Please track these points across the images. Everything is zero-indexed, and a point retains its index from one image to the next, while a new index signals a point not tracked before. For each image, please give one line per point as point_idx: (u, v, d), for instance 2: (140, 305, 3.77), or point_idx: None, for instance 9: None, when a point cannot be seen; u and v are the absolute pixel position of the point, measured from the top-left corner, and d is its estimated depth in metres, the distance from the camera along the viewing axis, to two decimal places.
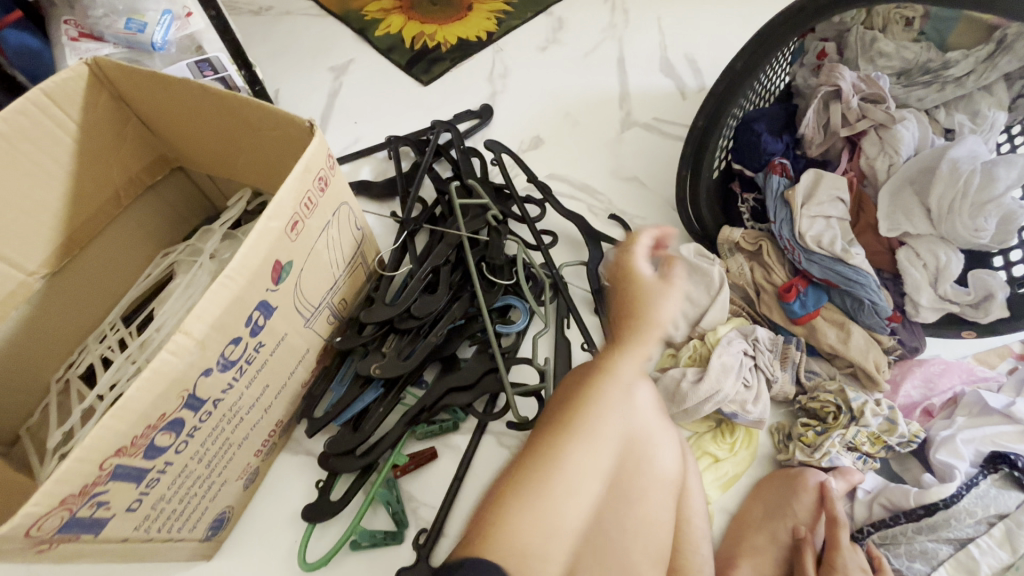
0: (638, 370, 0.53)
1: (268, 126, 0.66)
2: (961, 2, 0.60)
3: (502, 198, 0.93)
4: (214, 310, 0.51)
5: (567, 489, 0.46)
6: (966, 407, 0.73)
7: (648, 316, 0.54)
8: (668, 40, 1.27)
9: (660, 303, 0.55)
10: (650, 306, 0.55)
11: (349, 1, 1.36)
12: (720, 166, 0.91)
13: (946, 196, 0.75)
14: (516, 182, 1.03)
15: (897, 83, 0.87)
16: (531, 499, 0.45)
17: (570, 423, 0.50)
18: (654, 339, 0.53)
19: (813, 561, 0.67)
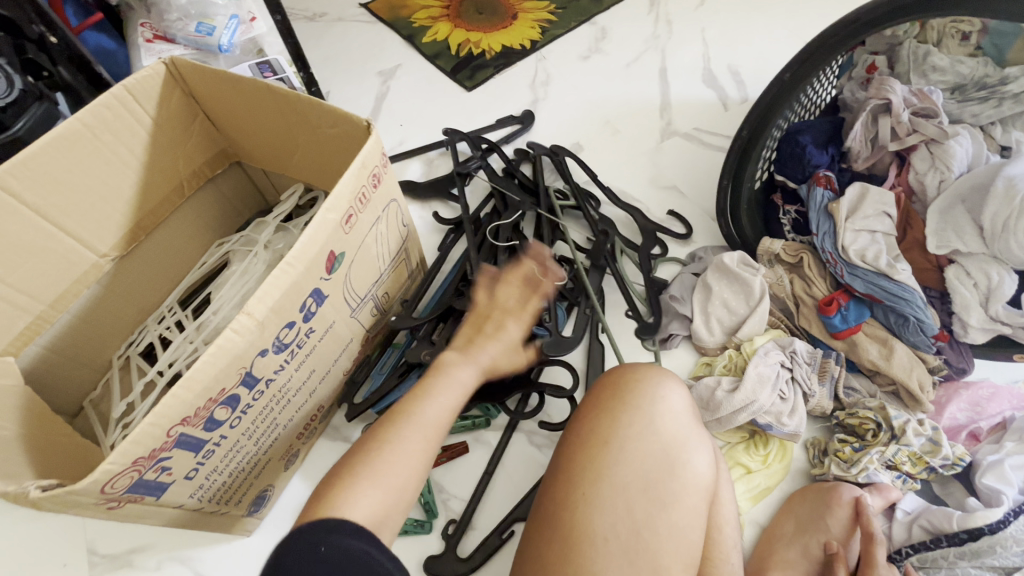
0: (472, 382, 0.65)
1: (326, 124, 0.70)
2: None
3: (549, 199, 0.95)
4: (275, 294, 0.54)
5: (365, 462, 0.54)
6: (1015, 432, 0.70)
7: (465, 345, 0.68)
8: (711, 51, 1.27)
9: (495, 336, 0.69)
10: (467, 338, 0.69)
11: (399, 9, 1.41)
12: (762, 176, 0.90)
13: (1001, 214, 0.72)
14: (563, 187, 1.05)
15: (951, 98, 0.86)
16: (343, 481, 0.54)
17: (402, 409, 0.59)
18: (480, 365, 0.67)
19: None
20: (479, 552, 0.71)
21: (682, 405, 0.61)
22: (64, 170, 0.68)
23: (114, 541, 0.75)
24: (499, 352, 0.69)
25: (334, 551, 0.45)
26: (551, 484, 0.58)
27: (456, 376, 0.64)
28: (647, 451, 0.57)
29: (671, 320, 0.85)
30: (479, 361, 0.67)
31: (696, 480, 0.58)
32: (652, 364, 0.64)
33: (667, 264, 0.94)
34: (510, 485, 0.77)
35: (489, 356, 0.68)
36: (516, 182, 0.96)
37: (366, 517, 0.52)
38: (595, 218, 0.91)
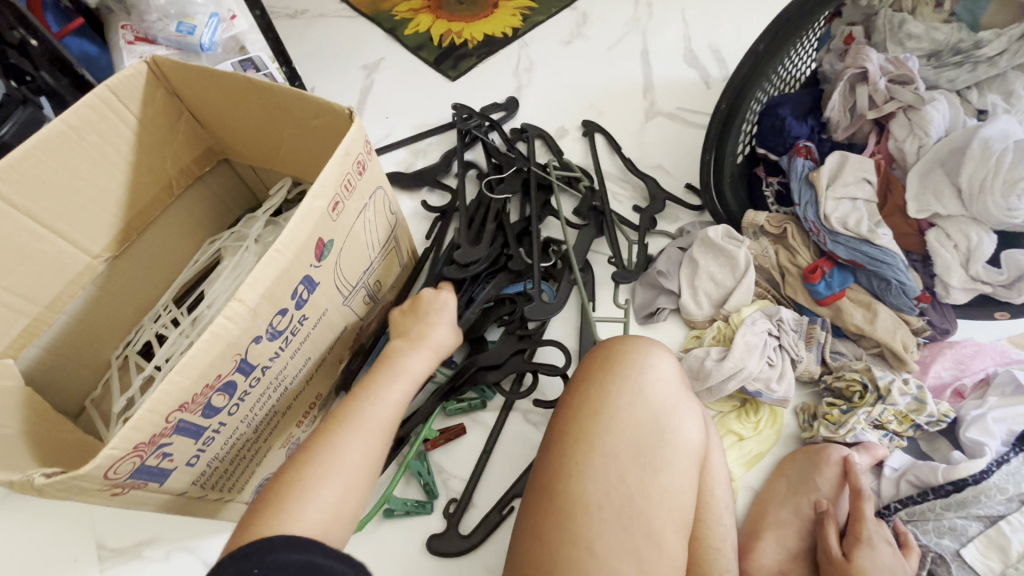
0: (422, 369, 0.67)
1: (311, 115, 0.70)
2: None
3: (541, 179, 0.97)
4: (265, 280, 0.55)
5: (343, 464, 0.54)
6: (998, 386, 0.71)
7: (413, 332, 0.70)
8: (692, 31, 1.28)
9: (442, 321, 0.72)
10: (414, 324, 0.71)
11: (380, 2, 1.42)
12: (744, 151, 0.91)
13: (977, 174, 0.75)
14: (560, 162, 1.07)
15: (927, 64, 0.87)
16: (321, 465, 0.54)
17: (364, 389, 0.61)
18: (428, 348, 0.69)
19: (838, 536, 0.64)
20: (480, 529, 0.73)
21: (671, 373, 0.62)
22: (51, 172, 0.68)
23: (122, 534, 0.76)
24: (446, 331, 0.71)
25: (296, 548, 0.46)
26: (545, 455, 0.59)
27: (407, 367, 0.66)
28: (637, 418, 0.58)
29: (656, 297, 0.86)
30: (429, 345, 0.69)
31: (686, 444, 0.59)
32: (638, 336, 0.65)
33: (655, 238, 0.96)
34: (508, 463, 0.79)
35: (437, 335, 0.70)
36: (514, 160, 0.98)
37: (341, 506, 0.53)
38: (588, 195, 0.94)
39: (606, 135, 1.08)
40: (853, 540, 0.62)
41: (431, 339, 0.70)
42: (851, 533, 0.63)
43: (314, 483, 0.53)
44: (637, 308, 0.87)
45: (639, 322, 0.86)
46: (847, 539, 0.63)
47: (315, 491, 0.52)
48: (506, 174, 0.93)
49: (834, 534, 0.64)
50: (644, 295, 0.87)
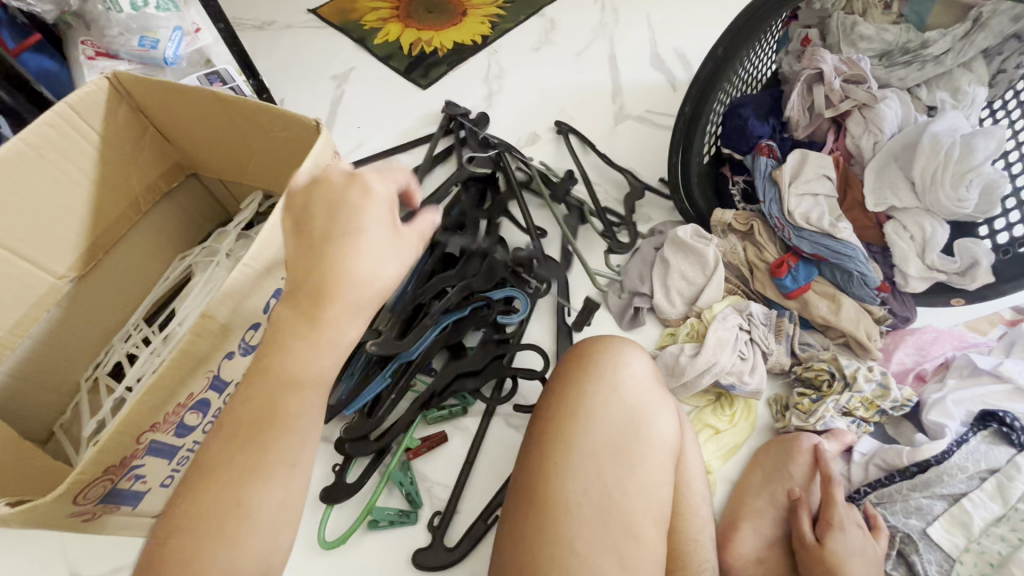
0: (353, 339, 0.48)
1: (280, 127, 0.70)
2: None
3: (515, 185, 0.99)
4: (235, 295, 0.55)
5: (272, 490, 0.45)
6: (957, 369, 0.75)
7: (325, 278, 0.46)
8: (658, 35, 1.31)
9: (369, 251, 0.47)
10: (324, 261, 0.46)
11: (348, 13, 1.42)
12: (710, 151, 0.94)
13: (929, 168, 0.78)
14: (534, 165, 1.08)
15: (879, 64, 0.90)
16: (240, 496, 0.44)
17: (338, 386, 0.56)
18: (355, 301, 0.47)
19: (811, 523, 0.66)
20: (466, 539, 0.73)
21: (645, 371, 0.64)
22: (10, 192, 0.67)
23: (97, 561, 0.74)
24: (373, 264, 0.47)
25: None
26: (526, 457, 0.60)
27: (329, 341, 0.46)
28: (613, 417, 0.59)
29: (630, 297, 0.88)
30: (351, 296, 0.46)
31: (661, 440, 0.60)
32: (612, 335, 0.66)
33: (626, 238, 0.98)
34: (491, 468, 0.79)
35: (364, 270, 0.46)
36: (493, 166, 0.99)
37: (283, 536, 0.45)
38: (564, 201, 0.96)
39: (579, 133, 1.12)
40: (827, 527, 0.64)
41: (352, 277, 0.46)
42: (823, 518, 0.65)
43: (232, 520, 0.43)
44: (612, 308, 0.89)
45: (622, 326, 0.87)
46: (820, 525, 0.65)
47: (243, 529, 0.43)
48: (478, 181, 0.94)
49: (807, 520, 0.66)
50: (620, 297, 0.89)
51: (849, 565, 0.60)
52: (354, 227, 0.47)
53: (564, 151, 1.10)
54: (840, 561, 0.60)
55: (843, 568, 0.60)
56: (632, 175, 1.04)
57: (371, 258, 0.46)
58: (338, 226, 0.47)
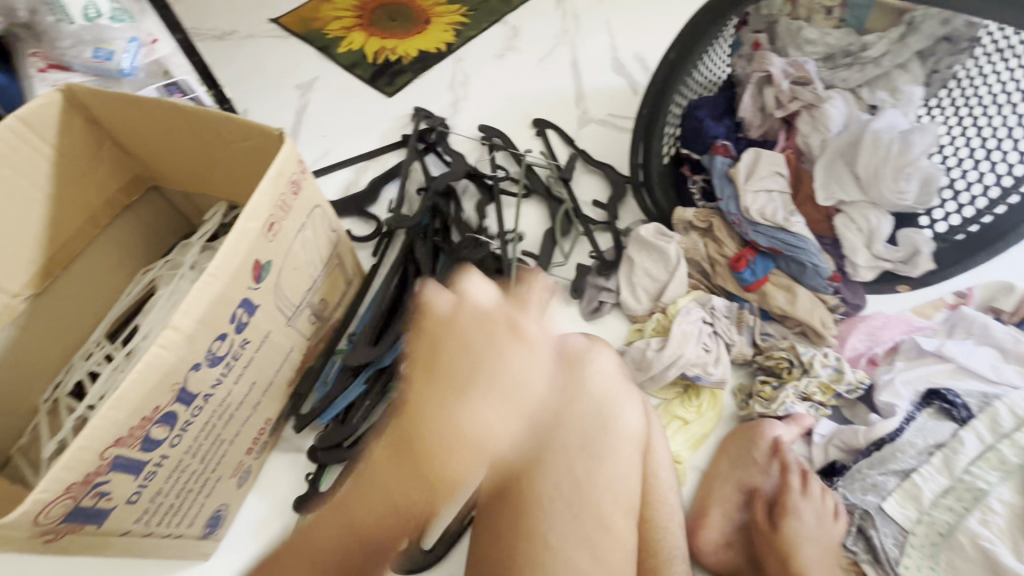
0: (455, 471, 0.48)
1: (242, 137, 0.70)
2: None
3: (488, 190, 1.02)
4: (200, 306, 0.55)
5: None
6: (905, 352, 0.80)
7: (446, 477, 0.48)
8: (617, 41, 1.35)
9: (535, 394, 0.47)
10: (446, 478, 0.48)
11: (311, 22, 1.42)
12: (669, 152, 0.98)
13: (872, 162, 0.83)
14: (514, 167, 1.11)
15: (824, 67, 0.95)
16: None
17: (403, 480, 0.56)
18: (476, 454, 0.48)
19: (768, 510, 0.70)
20: (443, 540, 0.73)
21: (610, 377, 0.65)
22: None
23: None
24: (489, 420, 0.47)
25: None
26: None
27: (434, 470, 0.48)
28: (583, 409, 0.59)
29: (597, 291, 0.91)
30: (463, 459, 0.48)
31: (628, 432, 0.63)
32: (579, 332, 0.69)
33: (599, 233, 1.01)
34: None
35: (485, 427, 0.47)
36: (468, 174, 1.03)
37: None
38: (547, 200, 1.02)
39: (558, 128, 1.16)
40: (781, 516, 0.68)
41: (471, 441, 0.46)
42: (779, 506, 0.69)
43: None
44: (580, 300, 0.92)
45: (584, 318, 0.90)
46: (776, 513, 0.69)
47: None
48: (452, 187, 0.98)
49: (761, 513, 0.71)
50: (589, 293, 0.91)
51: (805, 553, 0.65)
52: (497, 372, 0.46)
53: (548, 149, 1.14)
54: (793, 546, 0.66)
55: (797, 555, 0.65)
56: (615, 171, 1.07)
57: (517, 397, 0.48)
58: (476, 368, 0.45)
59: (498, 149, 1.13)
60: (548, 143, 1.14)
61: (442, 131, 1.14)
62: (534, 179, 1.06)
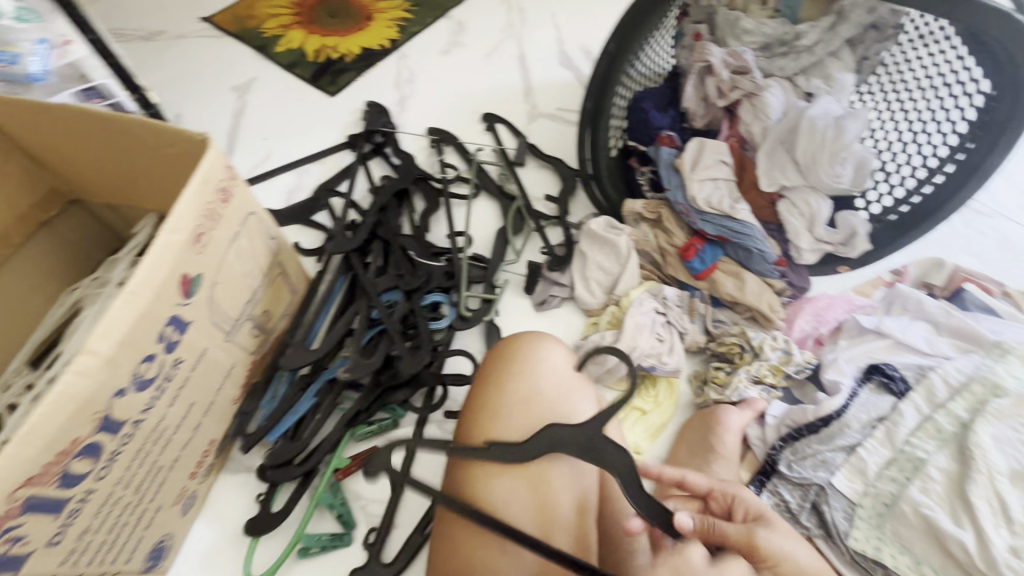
0: None
1: (163, 142, 0.65)
2: None
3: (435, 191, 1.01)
4: (119, 327, 0.51)
5: None
6: (847, 331, 0.84)
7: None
8: (563, 34, 1.34)
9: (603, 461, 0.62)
10: None
11: (245, 20, 1.36)
12: (617, 145, 0.98)
13: (809, 148, 0.86)
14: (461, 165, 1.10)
15: (761, 56, 0.97)
16: None
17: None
18: None
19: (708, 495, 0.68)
20: (403, 552, 0.71)
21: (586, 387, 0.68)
22: None
23: None
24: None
25: None
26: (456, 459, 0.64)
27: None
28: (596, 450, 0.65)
29: (550, 285, 0.92)
30: None
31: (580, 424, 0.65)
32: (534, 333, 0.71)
33: (552, 228, 1.01)
34: None
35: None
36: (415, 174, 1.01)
37: None
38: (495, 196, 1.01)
39: (507, 123, 1.14)
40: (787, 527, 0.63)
41: None
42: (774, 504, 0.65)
43: None
44: (533, 294, 0.92)
45: (535, 309, 0.91)
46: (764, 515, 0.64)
47: None
48: (397, 189, 0.96)
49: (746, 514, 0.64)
50: (542, 287, 0.92)
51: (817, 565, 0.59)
52: None
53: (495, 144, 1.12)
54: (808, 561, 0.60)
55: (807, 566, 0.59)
56: (563, 164, 1.07)
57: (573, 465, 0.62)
58: None
59: (445, 148, 1.11)
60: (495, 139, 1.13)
61: (388, 133, 1.10)
62: (480, 177, 1.05)
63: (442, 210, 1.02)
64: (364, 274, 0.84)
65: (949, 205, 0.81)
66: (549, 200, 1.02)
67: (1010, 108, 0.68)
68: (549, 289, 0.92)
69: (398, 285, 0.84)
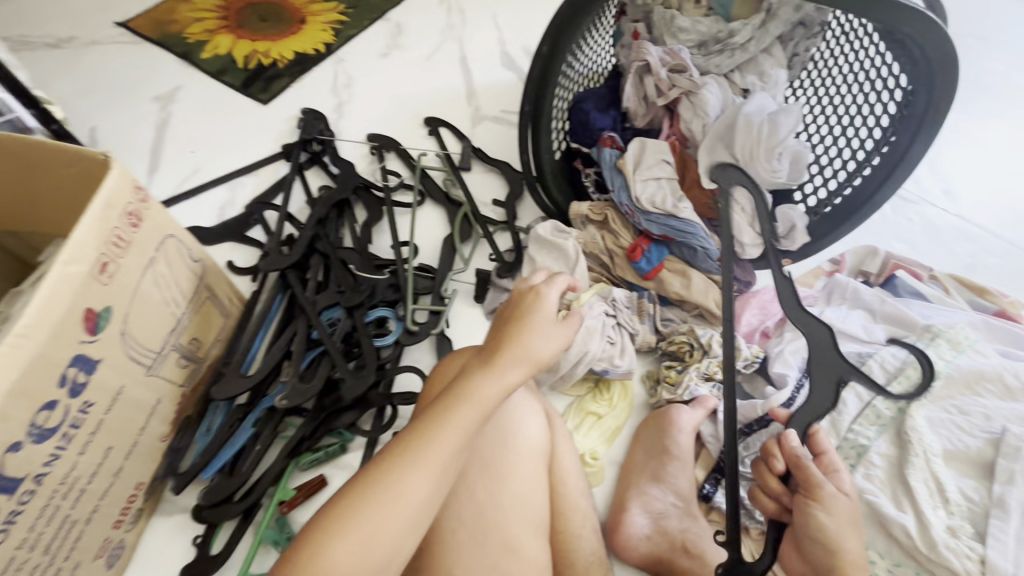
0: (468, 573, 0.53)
1: (61, 163, 0.60)
2: None
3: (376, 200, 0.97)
4: (8, 374, 0.47)
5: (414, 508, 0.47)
6: (792, 323, 0.85)
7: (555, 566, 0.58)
8: (505, 35, 1.32)
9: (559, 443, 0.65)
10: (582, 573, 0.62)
11: (167, 25, 1.27)
12: (561, 148, 0.97)
13: (747, 144, 0.87)
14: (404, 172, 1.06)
15: (698, 53, 0.98)
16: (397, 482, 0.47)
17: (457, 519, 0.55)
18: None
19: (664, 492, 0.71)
20: None
21: (559, 282, 0.60)
22: None
23: None
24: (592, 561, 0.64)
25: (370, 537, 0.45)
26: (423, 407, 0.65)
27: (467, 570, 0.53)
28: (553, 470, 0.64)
29: (500, 293, 0.89)
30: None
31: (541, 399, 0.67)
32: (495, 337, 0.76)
33: (501, 233, 0.99)
34: None
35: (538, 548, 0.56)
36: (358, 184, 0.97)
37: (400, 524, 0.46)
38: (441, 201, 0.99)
39: (450, 126, 1.11)
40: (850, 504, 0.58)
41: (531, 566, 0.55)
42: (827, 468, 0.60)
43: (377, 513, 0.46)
44: (483, 303, 0.91)
45: (486, 318, 0.89)
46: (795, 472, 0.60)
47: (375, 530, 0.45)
48: (338, 199, 0.93)
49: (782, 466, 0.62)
50: (491, 295, 0.90)
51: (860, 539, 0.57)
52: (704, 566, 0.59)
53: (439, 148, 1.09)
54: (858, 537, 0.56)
55: (831, 528, 0.55)
56: (507, 168, 1.04)
57: (565, 336, 0.57)
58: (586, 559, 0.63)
59: (388, 154, 1.08)
60: (440, 143, 1.10)
61: (326, 141, 1.06)
62: (425, 184, 1.02)
63: (385, 219, 0.98)
64: (302, 292, 0.80)
65: (873, 199, 0.84)
66: (496, 205, 1.00)
67: (926, 103, 0.70)
68: (498, 296, 0.89)
69: (340, 301, 0.81)
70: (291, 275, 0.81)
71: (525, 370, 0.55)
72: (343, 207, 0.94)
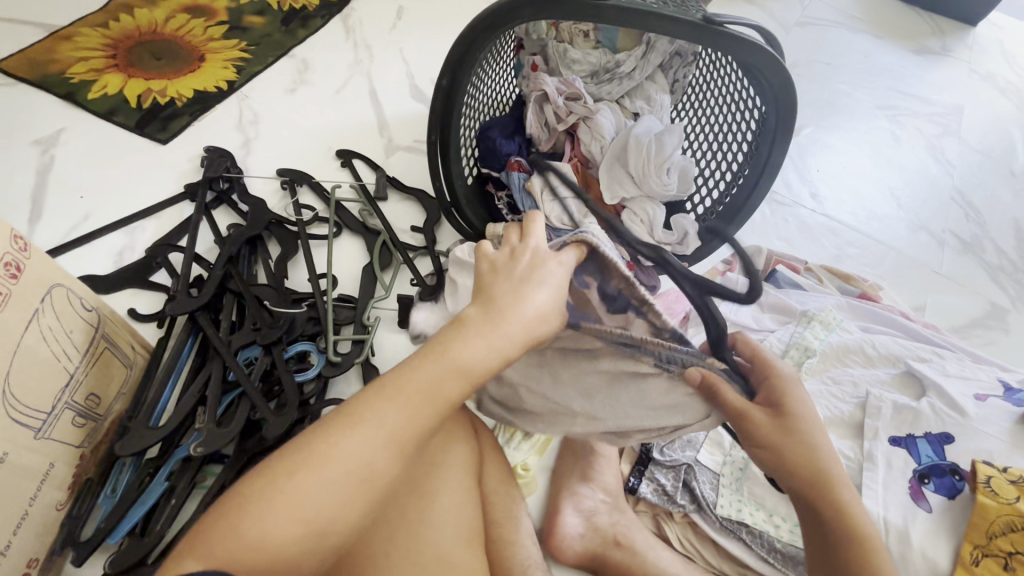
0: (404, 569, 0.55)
1: None
2: (574, 15, 0.70)
3: (290, 233, 0.96)
4: None
5: (331, 474, 0.48)
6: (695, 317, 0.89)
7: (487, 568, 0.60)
8: (413, 68, 1.36)
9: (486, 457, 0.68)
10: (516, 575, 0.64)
11: (46, 65, 1.19)
12: (472, 173, 1.03)
13: (640, 161, 0.96)
14: (320, 204, 1.06)
15: (591, 82, 1.06)
16: (323, 452, 0.48)
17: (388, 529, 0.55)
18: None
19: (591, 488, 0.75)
20: None
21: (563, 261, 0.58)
22: None
23: None
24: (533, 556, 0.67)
25: (306, 506, 0.46)
26: None
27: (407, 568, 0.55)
28: (488, 488, 0.67)
29: (424, 316, 0.91)
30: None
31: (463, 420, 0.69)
32: None
33: (422, 258, 1.01)
34: None
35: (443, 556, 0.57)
36: (273, 219, 0.95)
37: (321, 500, 0.47)
38: (360, 230, 1.00)
39: (363, 158, 1.13)
40: (778, 416, 0.61)
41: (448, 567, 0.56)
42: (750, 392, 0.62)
43: (300, 478, 0.47)
44: (409, 328, 0.92)
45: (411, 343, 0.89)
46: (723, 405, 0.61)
47: (288, 502, 0.46)
48: (250, 235, 0.91)
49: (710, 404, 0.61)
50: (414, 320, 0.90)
51: (811, 438, 0.60)
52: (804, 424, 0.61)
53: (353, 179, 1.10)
54: (806, 453, 0.60)
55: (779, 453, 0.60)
56: (426, 196, 1.07)
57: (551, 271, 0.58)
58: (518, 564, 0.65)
59: (301, 188, 1.07)
60: (354, 174, 1.10)
61: (234, 178, 1.03)
62: (340, 214, 1.02)
63: (302, 252, 0.97)
64: (215, 333, 0.76)
65: (750, 200, 0.91)
66: (414, 231, 1.03)
67: (776, 119, 0.81)
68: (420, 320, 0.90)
69: (256, 340, 0.78)
70: (201, 316, 0.77)
71: (513, 327, 0.54)
72: (255, 243, 0.91)
